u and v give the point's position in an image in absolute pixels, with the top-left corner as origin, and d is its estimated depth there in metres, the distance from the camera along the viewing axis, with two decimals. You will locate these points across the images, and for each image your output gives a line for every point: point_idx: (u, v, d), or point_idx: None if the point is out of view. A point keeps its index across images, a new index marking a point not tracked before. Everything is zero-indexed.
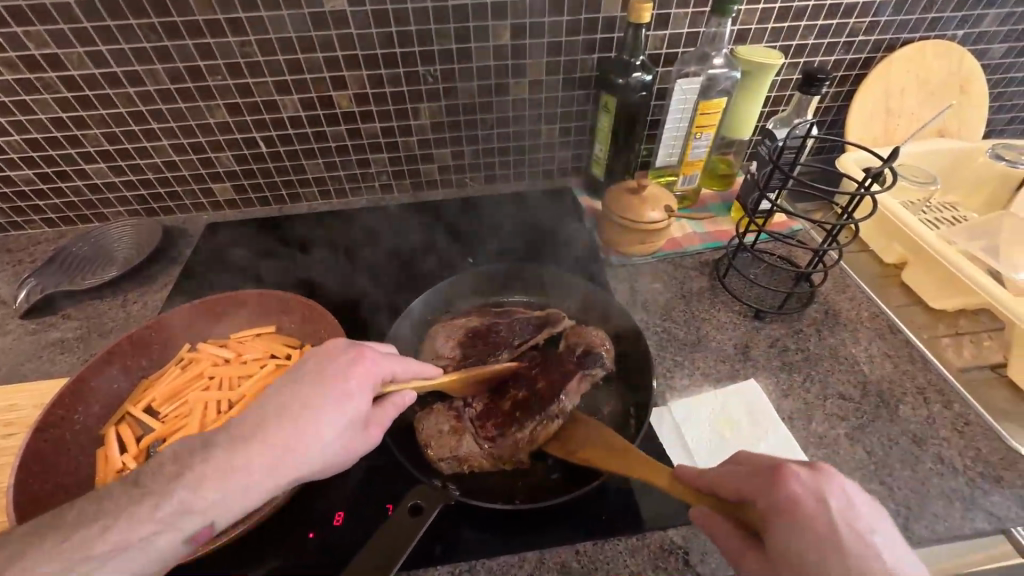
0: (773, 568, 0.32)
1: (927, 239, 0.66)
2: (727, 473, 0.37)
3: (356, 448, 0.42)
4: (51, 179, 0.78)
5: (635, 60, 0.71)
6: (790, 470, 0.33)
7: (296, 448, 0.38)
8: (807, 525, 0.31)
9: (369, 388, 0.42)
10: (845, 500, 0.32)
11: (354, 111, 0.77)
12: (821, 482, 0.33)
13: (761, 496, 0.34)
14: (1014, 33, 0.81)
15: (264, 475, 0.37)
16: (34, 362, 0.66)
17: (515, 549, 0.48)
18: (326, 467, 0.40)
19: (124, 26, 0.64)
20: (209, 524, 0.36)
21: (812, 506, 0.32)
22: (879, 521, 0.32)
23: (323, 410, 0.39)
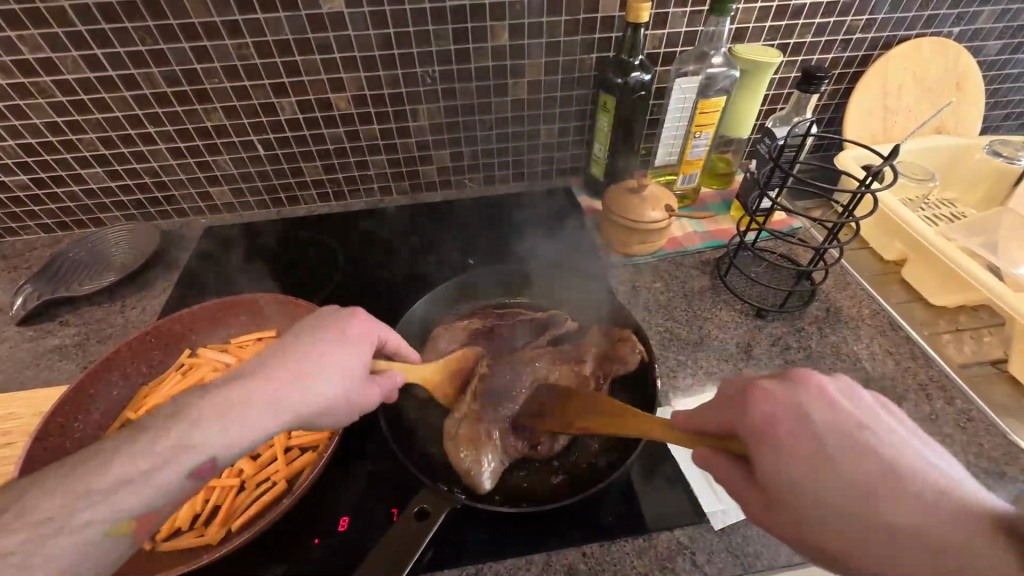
0: (768, 494, 0.30)
1: (930, 238, 0.66)
2: (712, 409, 0.36)
3: (358, 398, 0.44)
4: (46, 184, 0.77)
5: (633, 60, 0.71)
6: (759, 388, 0.32)
7: (299, 382, 0.39)
8: (790, 441, 0.29)
9: (367, 338, 0.45)
10: (825, 405, 0.30)
11: (352, 113, 0.77)
12: (794, 393, 0.31)
13: (740, 423, 0.32)
14: (1009, 30, 0.81)
15: (266, 407, 0.38)
16: (32, 370, 0.65)
17: (522, 552, 0.48)
18: (328, 410, 0.41)
19: (120, 30, 0.63)
20: (210, 459, 0.36)
21: (790, 419, 0.30)
22: (868, 415, 0.30)
23: (325, 350, 0.42)
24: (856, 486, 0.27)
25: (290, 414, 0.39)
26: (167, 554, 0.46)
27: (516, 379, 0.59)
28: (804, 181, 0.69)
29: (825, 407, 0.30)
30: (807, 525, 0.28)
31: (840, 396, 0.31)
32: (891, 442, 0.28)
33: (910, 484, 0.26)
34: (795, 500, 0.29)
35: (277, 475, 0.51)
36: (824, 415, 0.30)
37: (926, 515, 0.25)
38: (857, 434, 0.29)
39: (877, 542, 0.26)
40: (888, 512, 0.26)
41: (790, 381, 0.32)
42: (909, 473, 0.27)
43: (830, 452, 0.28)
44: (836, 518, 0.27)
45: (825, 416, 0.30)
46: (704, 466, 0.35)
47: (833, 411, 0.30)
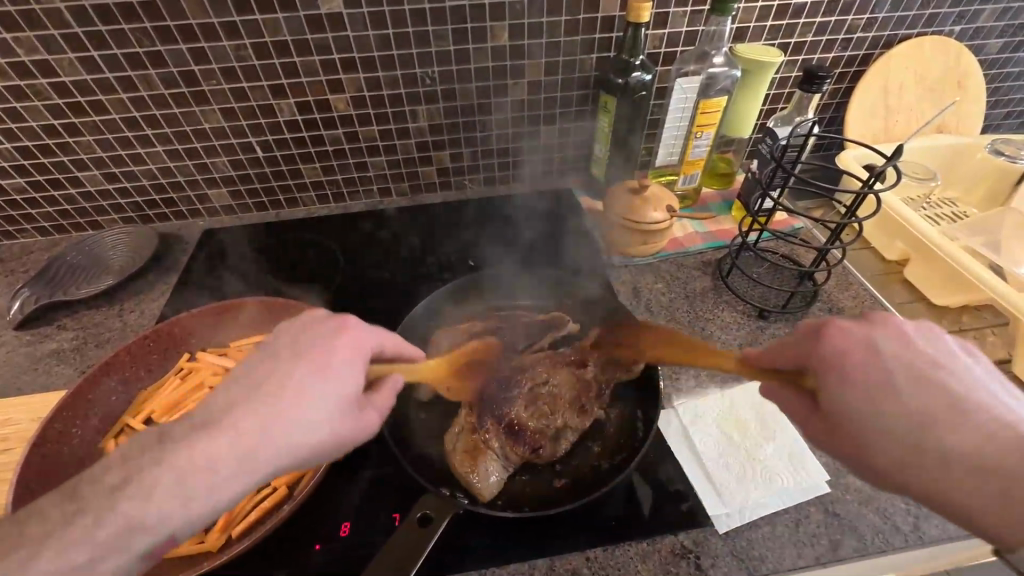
0: (833, 419, 0.37)
1: (934, 237, 0.66)
2: (787, 346, 0.42)
3: (350, 431, 0.38)
4: (43, 187, 0.76)
5: (634, 60, 0.70)
6: (842, 329, 0.38)
7: (273, 430, 0.34)
8: (862, 372, 0.36)
9: (354, 360, 0.40)
10: (900, 344, 0.36)
11: (351, 114, 0.76)
12: (875, 333, 0.37)
13: (816, 359, 0.38)
14: (1011, 28, 0.81)
15: (235, 467, 0.33)
16: (30, 375, 0.65)
17: (525, 557, 0.47)
18: (314, 453, 0.36)
19: (117, 31, 0.63)
20: (169, 537, 0.32)
21: (866, 355, 0.36)
22: (941, 354, 0.36)
23: (302, 384, 0.36)
24: (914, 410, 0.34)
25: (268, 467, 0.34)
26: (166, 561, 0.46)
27: (517, 382, 0.59)
28: (806, 181, 0.69)
29: (901, 347, 0.36)
30: (864, 439, 0.35)
31: (918, 337, 0.37)
32: (953, 377, 0.35)
33: (965, 411, 0.33)
34: (858, 420, 0.35)
35: (277, 481, 0.51)
36: (900, 351, 0.36)
37: (967, 436, 0.32)
38: (926, 369, 0.35)
39: (925, 452, 0.33)
40: (939, 431, 0.33)
41: (870, 323, 0.38)
42: (965, 402, 0.34)
43: (899, 382, 0.35)
44: (892, 433, 0.34)
45: (899, 354, 0.36)
46: (779, 393, 0.42)
47: (910, 349, 0.36)
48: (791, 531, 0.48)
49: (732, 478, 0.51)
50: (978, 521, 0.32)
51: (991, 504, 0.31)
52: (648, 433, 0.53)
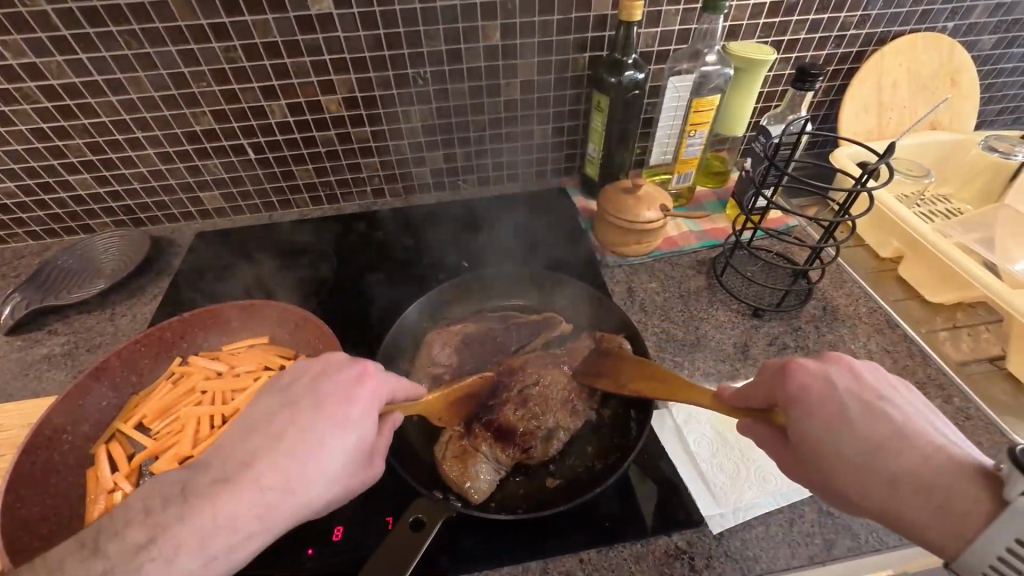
0: (801, 452, 0.38)
1: (926, 233, 0.66)
2: (755, 385, 0.43)
3: (361, 479, 0.39)
4: (34, 191, 0.76)
5: (626, 58, 0.70)
6: (798, 363, 0.39)
7: (296, 486, 0.35)
8: (819, 404, 0.37)
9: (373, 411, 0.40)
10: (851, 377, 0.38)
11: (343, 116, 0.76)
12: (829, 369, 0.38)
13: (778, 393, 0.40)
14: (1004, 24, 0.81)
15: (257, 523, 0.33)
16: (21, 380, 0.64)
17: (518, 559, 0.47)
18: (329, 503, 0.37)
19: (104, 34, 0.62)
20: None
21: (821, 387, 0.38)
22: (886, 386, 0.38)
23: (323, 438, 0.37)
24: (863, 437, 0.35)
25: (288, 520, 0.35)
26: None
27: (511, 383, 0.58)
28: (799, 179, 0.69)
29: (852, 378, 0.38)
30: (823, 466, 0.37)
31: (866, 371, 0.38)
32: (899, 407, 0.36)
33: (910, 438, 0.34)
34: (818, 449, 0.37)
35: None
36: (850, 383, 0.37)
37: (912, 459, 0.34)
38: (873, 400, 0.37)
39: (875, 476, 0.34)
40: (887, 457, 0.34)
41: (824, 359, 0.39)
42: (909, 428, 0.35)
43: (851, 411, 0.36)
44: (845, 459, 0.35)
45: (851, 386, 0.37)
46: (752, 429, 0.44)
47: (858, 381, 0.38)
48: (785, 531, 0.48)
49: (725, 478, 0.51)
50: (927, 541, 0.32)
51: (937, 523, 0.32)
52: (642, 433, 0.53)
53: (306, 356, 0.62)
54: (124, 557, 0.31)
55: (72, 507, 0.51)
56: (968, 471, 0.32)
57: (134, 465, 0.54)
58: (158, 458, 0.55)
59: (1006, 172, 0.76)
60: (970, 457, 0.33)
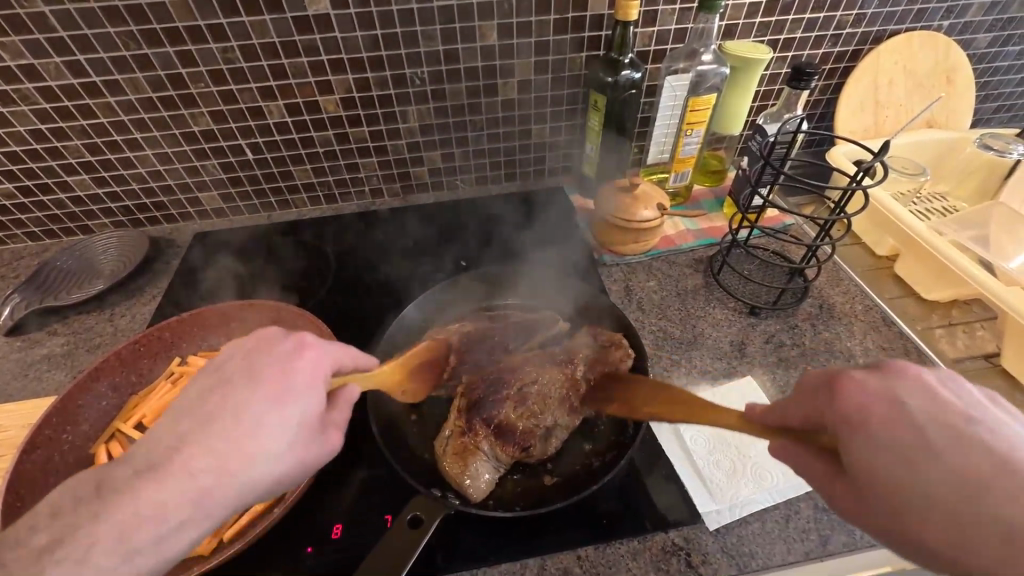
0: (863, 491, 0.30)
1: (921, 231, 0.66)
2: (796, 404, 0.36)
3: (311, 454, 0.38)
4: (32, 192, 0.76)
5: (623, 58, 0.70)
6: (850, 378, 0.32)
7: (229, 463, 0.34)
8: (882, 426, 0.30)
9: (309, 383, 0.39)
10: (923, 395, 0.30)
11: (341, 115, 0.76)
12: (893, 384, 0.31)
13: (828, 414, 0.33)
14: (999, 22, 0.81)
15: (193, 505, 0.33)
16: (21, 381, 0.64)
17: (515, 556, 0.47)
18: (277, 480, 0.36)
19: (102, 35, 0.62)
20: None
21: (885, 407, 0.30)
22: (971, 405, 0.30)
23: (255, 413, 0.36)
24: (948, 472, 0.27)
25: (228, 499, 0.34)
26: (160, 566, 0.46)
27: (510, 381, 0.58)
28: (794, 177, 0.69)
29: (923, 396, 0.30)
30: (901, 511, 0.28)
31: (940, 386, 0.31)
32: (992, 432, 0.28)
33: (1017, 472, 0.26)
34: (891, 486, 0.28)
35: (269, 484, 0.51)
36: (923, 402, 0.30)
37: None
38: (955, 422, 0.29)
39: (975, 528, 0.25)
40: (990, 500, 0.26)
41: (886, 372, 0.32)
42: (1014, 459, 0.26)
43: (929, 438, 0.28)
44: (929, 501, 0.27)
45: (923, 405, 0.30)
46: (779, 451, 0.36)
47: (931, 400, 0.30)
48: (781, 527, 0.49)
49: (722, 475, 0.51)
50: None
51: None
52: (639, 431, 0.53)
53: None
54: (131, 552, 0.31)
55: None
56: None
57: None
58: None
59: (1001, 170, 0.77)
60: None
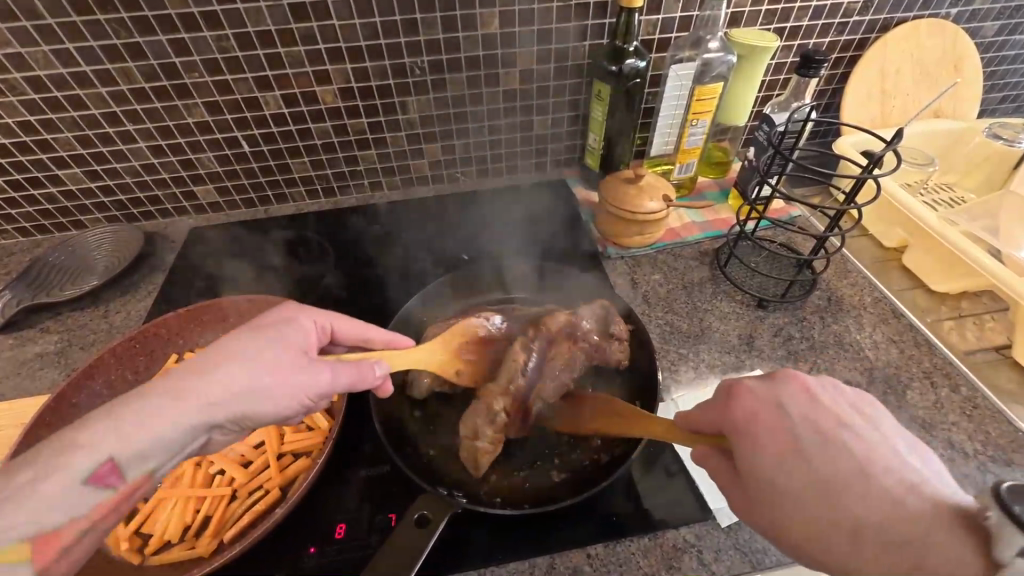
0: (751, 490, 0.35)
1: (934, 223, 0.64)
2: (702, 409, 0.39)
3: (294, 380, 0.40)
4: (22, 186, 0.74)
5: (628, 46, 0.69)
6: (746, 387, 0.36)
7: (207, 365, 0.37)
8: (771, 432, 0.34)
9: (292, 324, 0.43)
10: (804, 402, 0.35)
11: (339, 106, 0.74)
12: (780, 394, 0.35)
13: (725, 419, 0.37)
14: (1008, 10, 0.80)
15: (160, 404, 0.35)
16: (13, 379, 0.63)
17: (524, 556, 0.46)
18: (250, 396, 0.38)
19: (92, 22, 0.60)
20: (107, 459, 0.33)
21: (770, 415, 0.35)
22: (843, 410, 0.35)
23: (237, 334, 0.40)
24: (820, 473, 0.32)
25: (202, 400, 0.36)
26: (160, 568, 0.45)
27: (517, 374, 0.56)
28: (803, 168, 0.67)
29: (805, 403, 0.35)
30: (778, 506, 0.33)
31: (821, 393, 0.35)
32: (860, 436, 0.34)
33: (870, 470, 0.32)
34: (780, 485, 0.33)
35: (270, 483, 0.50)
36: (801, 409, 0.35)
37: (875, 498, 0.31)
38: (828, 427, 0.34)
39: (833, 520, 0.31)
40: (849, 495, 0.31)
41: (774, 381, 0.36)
42: (870, 460, 0.32)
43: (806, 442, 0.33)
44: (803, 498, 0.32)
45: (803, 412, 0.34)
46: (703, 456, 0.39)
47: (811, 405, 0.35)
48: None
49: None
50: None
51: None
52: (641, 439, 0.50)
53: None
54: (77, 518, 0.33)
55: None
56: (943, 515, 0.29)
57: None
58: None
59: (1010, 163, 0.75)
60: (938, 494, 0.30)
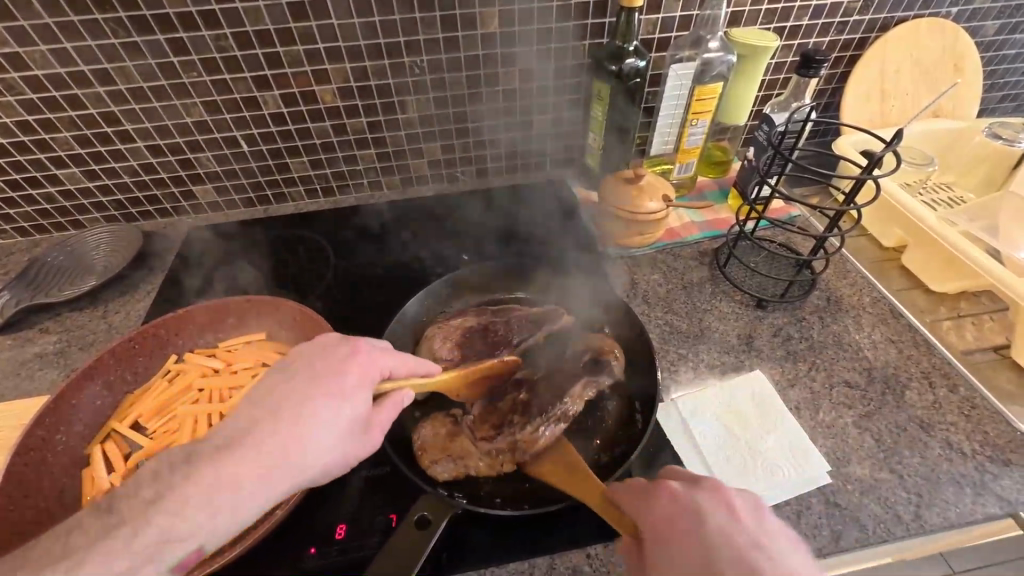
0: None
1: (933, 223, 0.64)
2: (630, 499, 0.39)
3: (363, 451, 0.40)
4: (21, 186, 0.74)
5: (628, 46, 0.68)
6: (668, 488, 0.36)
7: (296, 451, 0.35)
8: (673, 532, 0.33)
9: (368, 383, 0.41)
10: (722, 513, 0.33)
11: (338, 106, 0.74)
12: (699, 500, 0.34)
13: (645, 517, 0.36)
14: (1008, 9, 0.80)
15: (255, 490, 0.34)
16: (12, 380, 0.63)
17: (524, 556, 0.47)
18: (326, 473, 0.38)
19: (89, 22, 0.60)
20: (198, 549, 0.32)
21: (682, 517, 0.34)
22: (761, 531, 0.32)
23: (316, 407, 0.37)
24: None
25: (288, 485, 0.35)
26: None
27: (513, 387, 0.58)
28: (803, 167, 0.67)
29: (721, 512, 0.33)
30: None
31: (740, 508, 0.34)
32: (769, 555, 0.30)
33: None
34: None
35: None
36: (715, 516, 0.33)
37: None
38: (738, 538, 0.31)
39: None
40: None
41: (699, 487, 0.36)
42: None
43: (709, 548, 0.31)
44: None
45: (718, 520, 0.33)
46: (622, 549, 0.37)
47: (727, 517, 0.33)
48: (792, 522, 0.49)
49: (733, 471, 0.51)
50: None
51: None
52: (641, 441, 0.50)
53: None
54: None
55: (69, 508, 0.50)
56: None
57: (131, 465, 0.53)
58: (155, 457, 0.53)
59: (1008, 163, 0.76)
60: None
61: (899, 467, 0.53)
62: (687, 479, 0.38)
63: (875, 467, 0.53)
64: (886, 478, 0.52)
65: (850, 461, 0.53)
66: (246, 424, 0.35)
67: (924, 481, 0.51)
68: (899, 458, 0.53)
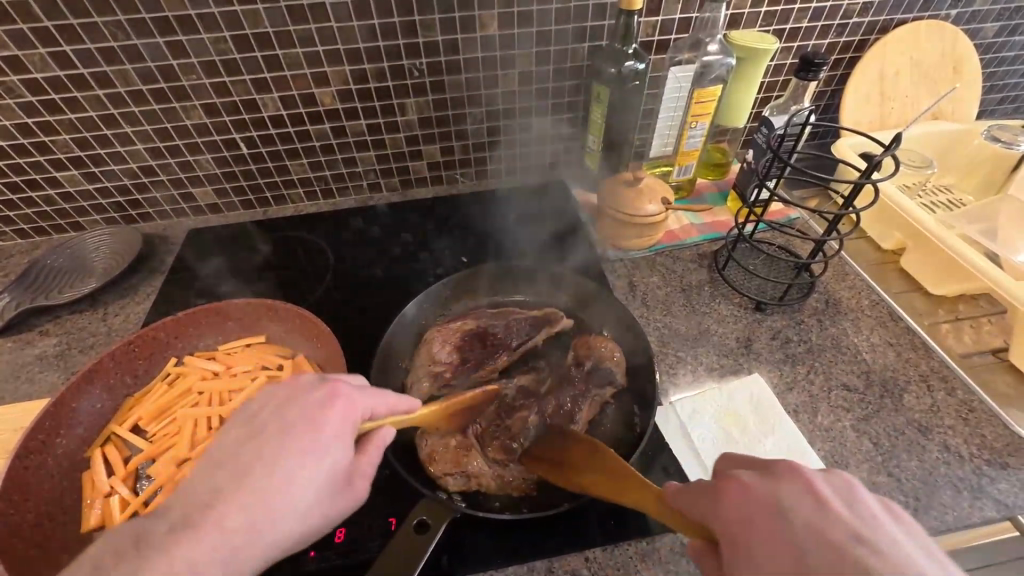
0: None
1: (933, 226, 0.64)
2: (688, 499, 0.34)
3: (342, 509, 0.38)
4: (21, 189, 0.74)
5: (627, 49, 0.69)
6: (736, 482, 0.31)
7: (263, 522, 0.33)
8: (747, 534, 0.29)
9: (346, 434, 0.39)
10: (809, 507, 0.28)
11: (338, 108, 0.74)
12: (778, 493, 0.29)
13: (711, 519, 0.31)
14: (1008, 11, 0.80)
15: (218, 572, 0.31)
16: (13, 383, 0.63)
17: (523, 559, 0.47)
18: (302, 539, 0.36)
19: (89, 25, 0.60)
20: None
21: (760, 516, 0.29)
22: (863, 524, 0.27)
23: (293, 470, 0.35)
24: None
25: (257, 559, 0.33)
26: None
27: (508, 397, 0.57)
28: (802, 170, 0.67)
29: (807, 505, 0.28)
30: None
31: (834, 499, 0.29)
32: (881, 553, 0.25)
33: None
34: None
35: None
36: (801, 511, 0.28)
37: None
38: (836, 538, 0.26)
39: None
40: None
41: (771, 476, 0.31)
42: None
43: (802, 555, 0.26)
44: None
45: (804, 517, 0.28)
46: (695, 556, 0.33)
47: (816, 510, 0.28)
48: None
49: None
50: None
51: None
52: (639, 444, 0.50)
53: (305, 355, 0.61)
54: None
55: (69, 511, 0.50)
56: None
57: (130, 468, 0.53)
58: (155, 460, 0.54)
59: (1008, 163, 0.76)
60: None
61: (897, 470, 0.53)
62: (755, 466, 0.33)
63: (873, 471, 0.53)
64: (884, 481, 0.52)
65: (847, 464, 0.53)
66: (208, 494, 0.33)
67: (922, 484, 0.52)
68: (897, 461, 0.53)
